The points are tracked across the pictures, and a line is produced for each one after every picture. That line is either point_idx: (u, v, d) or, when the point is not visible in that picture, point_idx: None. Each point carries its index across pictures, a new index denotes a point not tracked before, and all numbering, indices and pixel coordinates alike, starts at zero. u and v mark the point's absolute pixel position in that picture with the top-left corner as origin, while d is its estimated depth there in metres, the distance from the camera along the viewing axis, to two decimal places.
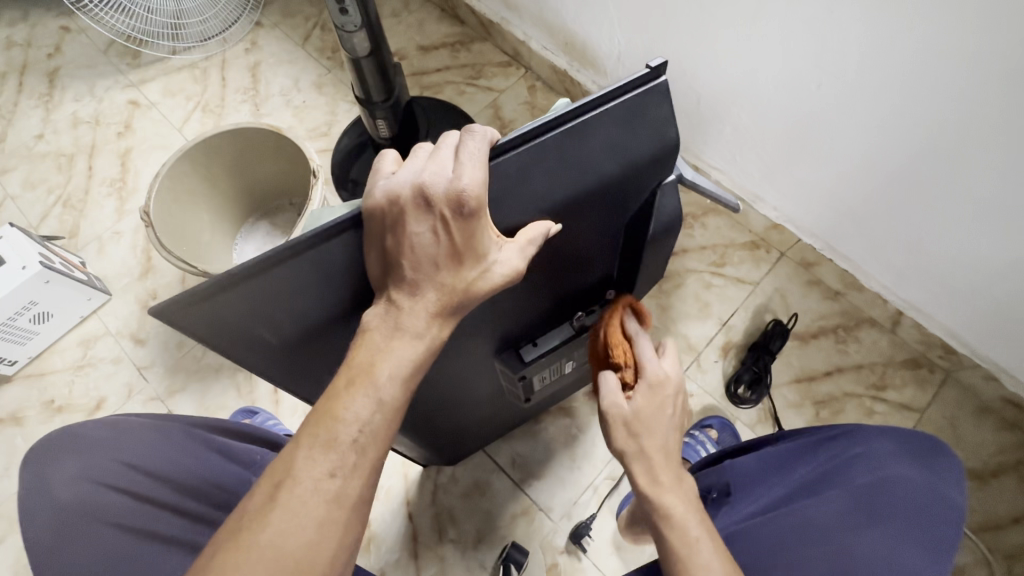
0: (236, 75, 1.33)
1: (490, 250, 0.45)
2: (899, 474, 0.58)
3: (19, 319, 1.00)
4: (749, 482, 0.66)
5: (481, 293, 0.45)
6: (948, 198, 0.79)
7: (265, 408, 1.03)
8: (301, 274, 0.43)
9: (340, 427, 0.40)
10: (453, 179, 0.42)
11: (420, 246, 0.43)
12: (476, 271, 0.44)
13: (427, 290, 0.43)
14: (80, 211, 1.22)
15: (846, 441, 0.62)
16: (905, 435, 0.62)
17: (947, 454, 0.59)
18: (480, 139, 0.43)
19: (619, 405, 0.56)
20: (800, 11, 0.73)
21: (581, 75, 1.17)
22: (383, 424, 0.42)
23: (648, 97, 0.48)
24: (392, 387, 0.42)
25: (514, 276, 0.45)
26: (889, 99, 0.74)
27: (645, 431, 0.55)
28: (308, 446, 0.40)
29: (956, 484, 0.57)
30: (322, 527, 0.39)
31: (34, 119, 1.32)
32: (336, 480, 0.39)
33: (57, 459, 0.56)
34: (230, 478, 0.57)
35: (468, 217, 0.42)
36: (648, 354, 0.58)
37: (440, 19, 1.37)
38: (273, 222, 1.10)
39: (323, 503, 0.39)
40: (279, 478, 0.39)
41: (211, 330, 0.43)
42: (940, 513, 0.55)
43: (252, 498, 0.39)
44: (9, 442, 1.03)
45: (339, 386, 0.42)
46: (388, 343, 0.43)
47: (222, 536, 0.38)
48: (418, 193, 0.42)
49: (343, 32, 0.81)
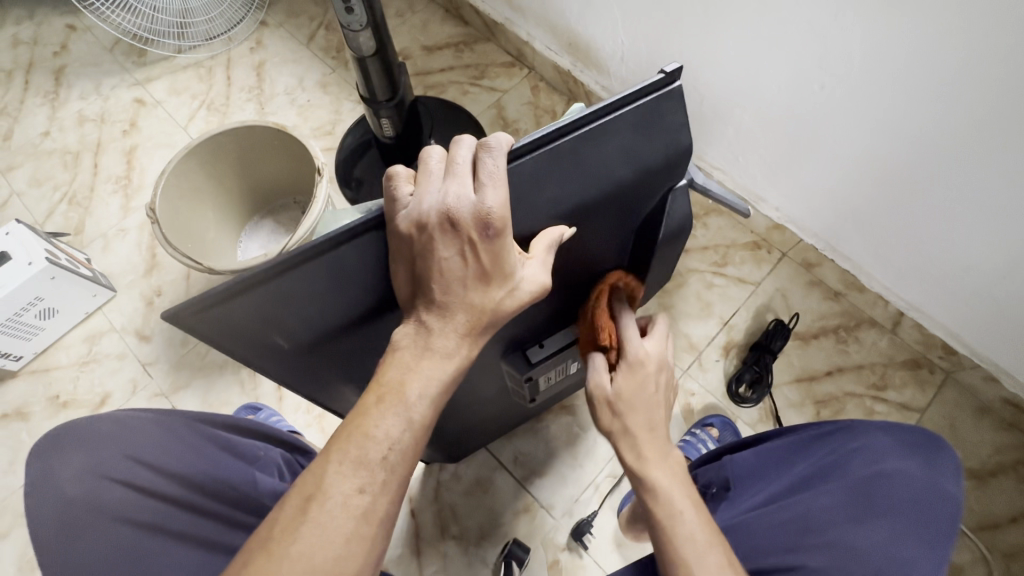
0: (241, 74, 1.34)
1: (517, 269, 0.45)
2: (897, 468, 0.58)
3: (25, 315, 1.01)
4: (747, 476, 0.66)
5: (508, 311, 0.46)
6: (950, 199, 0.79)
7: (268, 404, 1.03)
8: (317, 280, 0.44)
9: (370, 445, 0.40)
10: (478, 202, 0.43)
11: (449, 269, 0.43)
12: (504, 290, 0.45)
13: (457, 312, 0.44)
14: (86, 208, 1.23)
15: (844, 436, 0.62)
16: (904, 428, 0.62)
17: (945, 448, 0.59)
18: (497, 156, 0.44)
19: (602, 386, 0.59)
20: (805, 12, 0.73)
21: (584, 76, 1.18)
22: (412, 441, 0.42)
23: (661, 103, 0.49)
24: (423, 405, 0.43)
25: (540, 291, 0.46)
26: (892, 101, 0.74)
27: (628, 408, 0.58)
28: (338, 461, 0.40)
29: (953, 477, 0.57)
30: (350, 543, 0.38)
31: (40, 116, 1.33)
32: (365, 496, 0.39)
33: (53, 453, 0.54)
34: (240, 474, 0.60)
35: (495, 239, 0.43)
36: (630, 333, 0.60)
37: (444, 19, 1.38)
38: (278, 220, 1.10)
39: (352, 518, 0.39)
40: (309, 492, 0.39)
41: (225, 333, 0.44)
42: (937, 507, 0.55)
43: (282, 511, 0.39)
44: (14, 437, 1.04)
45: (368, 403, 0.42)
46: (418, 362, 0.44)
47: (251, 547, 0.38)
48: (443, 218, 0.43)
49: (348, 32, 0.82)
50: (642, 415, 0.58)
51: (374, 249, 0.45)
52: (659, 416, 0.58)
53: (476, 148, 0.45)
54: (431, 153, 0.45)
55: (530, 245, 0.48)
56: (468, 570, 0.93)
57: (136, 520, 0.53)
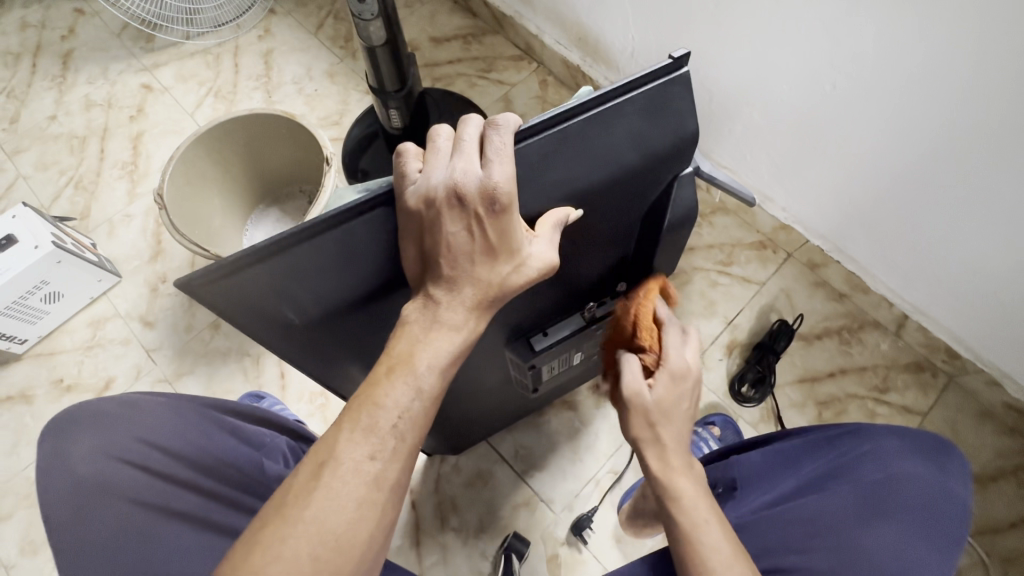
0: (249, 62, 1.34)
1: (526, 245, 0.45)
2: (909, 472, 0.58)
3: (30, 298, 1.01)
4: (754, 476, 0.67)
5: (516, 287, 0.45)
6: (959, 202, 0.79)
7: (271, 393, 1.03)
8: (323, 253, 0.44)
9: (380, 414, 0.40)
10: (485, 177, 0.43)
11: (456, 244, 0.43)
12: (510, 266, 0.45)
13: (465, 286, 0.44)
14: (92, 193, 1.23)
15: (854, 439, 0.62)
16: (915, 433, 0.62)
17: (955, 454, 0.60)
18: (505, 132, 0.44)
19: (642, 395, 0.54)
20: (818, 11, 0.73)
21: (593, 71, 1.18)
22: (422, 411, 0.42)
23: (671, 87, 0.49)
24: (431, 377, 0.43)
25: (549, 268, 0.46)
26: (903, 101, 0.74)
27: (665, 420, 0.54)
28: (349, 429, 0.40)
29: (963, 482, 0.58)
30: (362, 507, 0.38)
31: (47, 101, 1.33)
32: (376, 463, 0.39)
33: (65, 433, 0.54)
34: (248, 459, 0.59)
35: (502, 214, 0.43)
36: (675, 343, 0.56)
37: (453, 11, 1.37)
38: (284, 208, 1.10)
39: (364, 484, 0.39)
40: (323, 458, 0.39)
41: (230, 305, 0.44)
42: (949, 511, 0.56)
43: (296, 475, 0.39)
44: (18, 420, 1.04)
45: (379, 373, 0.42)
46: (426, 335, 0.44)
47: (266, 509, 0.38)
48: (451, 193, 0.43)
49: (359, 21, 0.82)
50: (678, 431, 0.55)
51: (382, 222, 0.45)
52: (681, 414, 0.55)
53: (484, 125, 0.45)
54: (439, 132, 0.46)
55: (537, 223, 0.48)
56: (467, 562, 0.94)
57: (145, 501, 0.53)
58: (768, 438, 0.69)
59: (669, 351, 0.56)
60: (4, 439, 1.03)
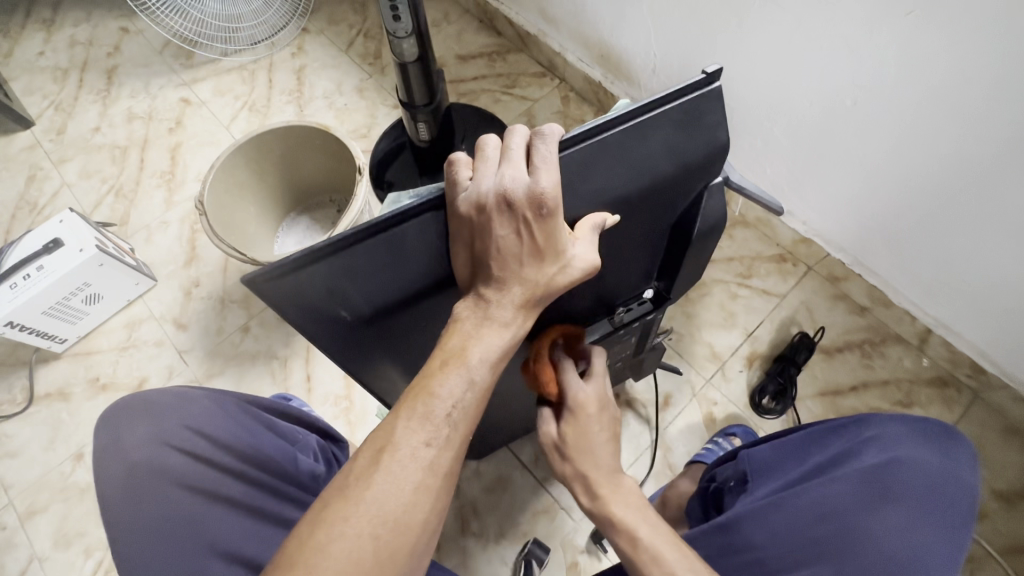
0: (282, 77, 1.40)
1: (569, 247, 0.47)
2: (913, 455, 0.59)
3: (72, 299, 1.05)
4: (766, 470, 0.68)
5: (561, 287, 0.48)
6: (978, 216, 0.80)
7: (298, 395, 1.06)
8: (378, 255, 0.46)
9: (435, 403, 0.42)
10: (532, 184, 0.45)
11: (505, 246, 0.46)
12: (556, 267, 0.47)
13: (513, 285, 0.47)
14: (131, 200, 1.28)
15: (857, 428, 0.65)
16: (917, 420, 0.63)
17: (957, 440, 0.61)
18: (550, 141, 0.47)
19: (550, 432, 0.64)
20: (839, 28, 0.75)
21: (615, 87, 1.21)
22: (474, 402, 0.44)
23: (703, 101, 0.51)
24: (483, 368, 0.45)
25: (591, 269, 0.48)
26: (924, 117, 0.76)
27: (576, 455, 0.63)
28: (406, 418, 0.42)
29: (968, 466, 0.59)
30: (418, 490, 0.40)
31: (92, 113, 1.40)
32: (432, 449, 0.41)
33: (122, 420, 0.57)
34: (286, 454, 0.62)
35: (549, 219, 0.45)
36: (572, 384, 0.62)
37: (478, 30, 1.42)
38: (314, 216, 1.15)
39: (420, 469, 0.41)
40: (381, 444, 0.41)
41: (288, 302, 0.47)
42: (954, 494, 0.57)
43: (355, 461, 0.41)
44: (55, 416, 1.08)
45: (433, 366, 0.44)
46: (478, 330, 0.46)
47: (329, 491, 0.40)
48: (500, 199, 0.45)
49: (393, 38, 0.86)
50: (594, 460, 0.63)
51: (434, 227, 0.48)
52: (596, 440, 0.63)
53: (531, 136, 0.48)
54: (487, 141, 0.48)
55: (575, 227, 0.50)
56: (487, 567, 0.94)
57: (196, 485, 0.55)
58: (781, 433, 0.72)
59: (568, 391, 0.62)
60: (41, 435, 1.07)
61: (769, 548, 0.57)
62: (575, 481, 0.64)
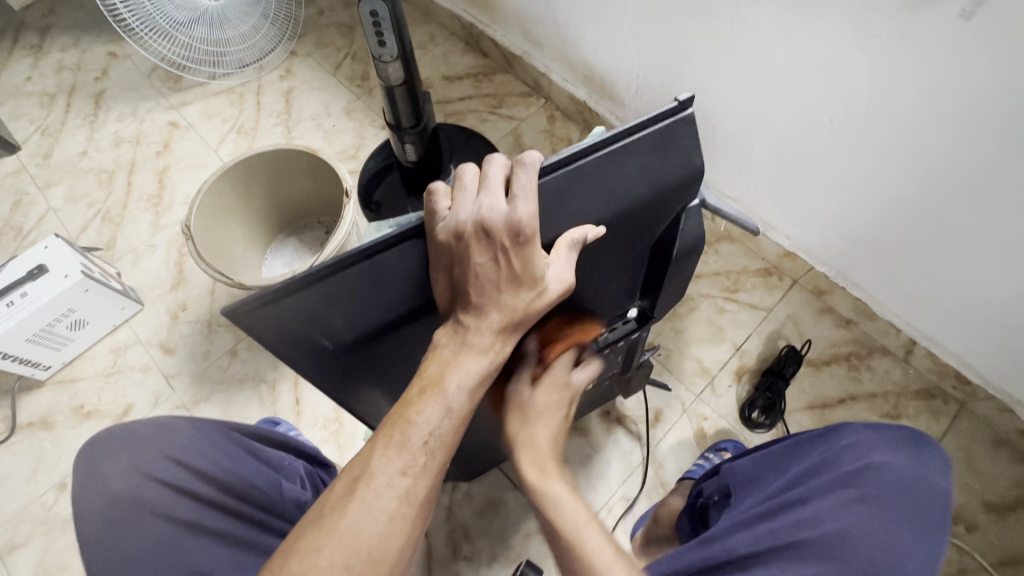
0: (271, 100, 1.41)
1: (546, 273, 0.48)
2: (887, 461, 0.60)
3: (57, 326, 1.04)
4: (748, 482, 0.69)
5: (539, 312, 0.48)
6: (954, 228, 0.82)
7: (286, 419, 1.05)
8: (358, 283, 0.47)
9: (412, 431, 0.43)
10: (510, 213, 0.46)
11: (483, 273, 0.46)
12: (534, 293, 0.48)
13: (491, 312, 0.47)
14: (118, 224, 1.28)
15: (834, 436, 0.65)
16: (891, 427, 0.64)
17: (929, 444, 0.62)
18: (529, 171, 0.47)
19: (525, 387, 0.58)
20: (813, 49, 0.77)
21: (599, 106, 1.23)
22: (452, 429, 0.44)
23: (676, 128, 0.52)
24: (460, 396, 0.45)
25: (567, 289, 0.49)
26: (898, 135, 0.78)
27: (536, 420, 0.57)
28: (383, 445, 0.42)
29: (939, 469, 0.61)
30: (393, 520, 0.40)
31: (79, 137, 1.40)
32: (407, 478, 0.42)
33: (105, 451, 0.56)
34: (271, 481, 0.61)
35: (526, 247, 0.46)
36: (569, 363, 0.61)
37: (464, 52, 1.44)
38: (302, 238, 1.15)
39: (395, 498, 0.41)
40: (357, 473, 0.42)
41: (269, 332, 0.46)
42: (928, 498, 0.58)
43: (332, 490, 0.42)
44: (38, 446, 1.06)
45: (412, 393, 0.45)
46: (456, 357, 0.46)
47: (304, 521, 0.41)
48: (478, 228, 0.46)
49: (379, 63, 0.87)
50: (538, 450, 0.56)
51: (414, 255, 0.48)
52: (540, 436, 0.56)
53: (509, 164, 0.49)
54: (466, 171, 0.49)
55: (553, 246, 0.51)
56: None
57: (176, 518, 0.54)
58: (761, 445, 0.72)
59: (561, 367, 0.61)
60: (24, 465, 1.05)
61: (753, 562, 0.57)
62: (525, 451, 0.56)
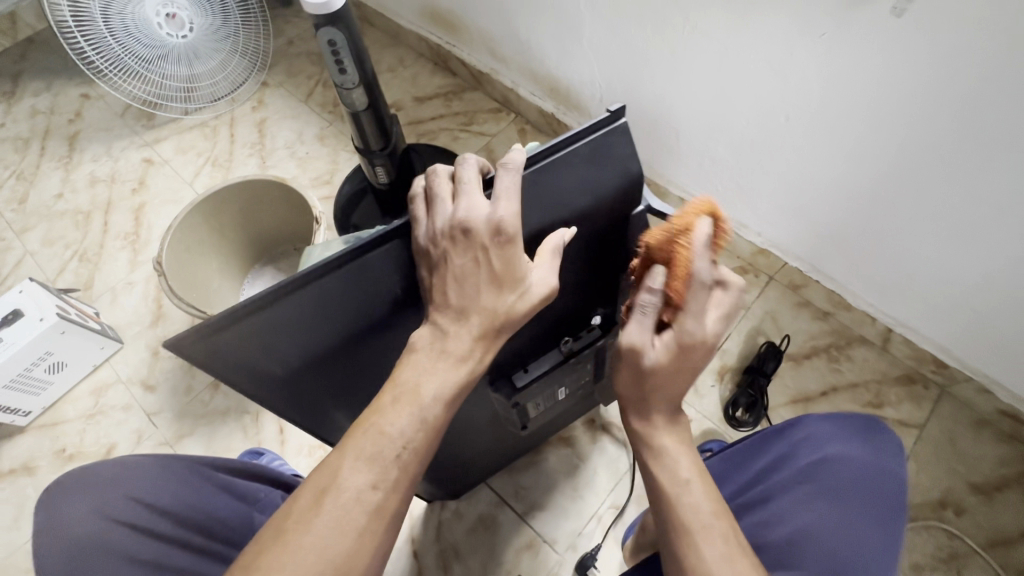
0: (244, 131, 1.42)
1: (528, 272, 0.48)
2: (841, 454, 0.62)
3: (35, 370, 1.04)
4: (713, 482, 0.67)
5: (521, 313, 0.48)
6: (916, 217, 0.83)
7: (271, 448, 1.05)
8: (302, 307, 0.47)
9: (383, 442, 0.44)
10: (490, 213, 0.47)
11: (465, 274, 0.47)
12: (516, 294, 0.48)
13: (473, 314, 0.47)
14: (95, 264, 1.28)
15: (793, 429, 0.65)
16: (849, 415, 0.65)
17: (884, 430, 0.63)
18: (511, 173, 0.48)
19: (642, 348, 0.49)
20: (761, 51, 0.79)
21: (567, 117, 1.25)
22: (425, 441, 0.45)
23: (611, 138, 0.53)
24: (436, 407, 0.46)
25: (551, 290, 0.49)
26: (853, 128, 0.79)
27: (659, 385, 0.50)
28: (353, 457, 0.43)
29: (894, 455, 0.62)
30: (362, 535, 0.41)
31: (54, 179, 1.40)
32: (378, 492, 0.43)
33: (64, 495, 0.55)
34: (238, 514, 0.61)
35: (507, 246, 0.46)
36: (701, 304, 0.47)
37: (433, 72, 1.46)
38: (280, 266, 1.15)
39: (365, 512, 0.42)
40: (323, 485, 0.42)
41: (214, 361, 0.46)
42: (882, 486, 0.60)
43: (298, 502, 0.42)
44: (20, 493, 1.05)
45: (385, 403, 0.46)
46: (434, 364, 0.47)
47: (267, 535, 0.41)
48: (458, 229, 0.47)
49: (342, 89, 0.89)
50: (669, 394, 0.51)
51: (353, 276, 0.48)
52: (659, 400, 0.52)
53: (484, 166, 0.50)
54: (444, 176, 0.50)
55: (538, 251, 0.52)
56: None
57: (140, 559, 0.54)
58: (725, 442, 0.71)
59: (693, 314, 0.48)
60: (5, 514, 1.04)
61: None
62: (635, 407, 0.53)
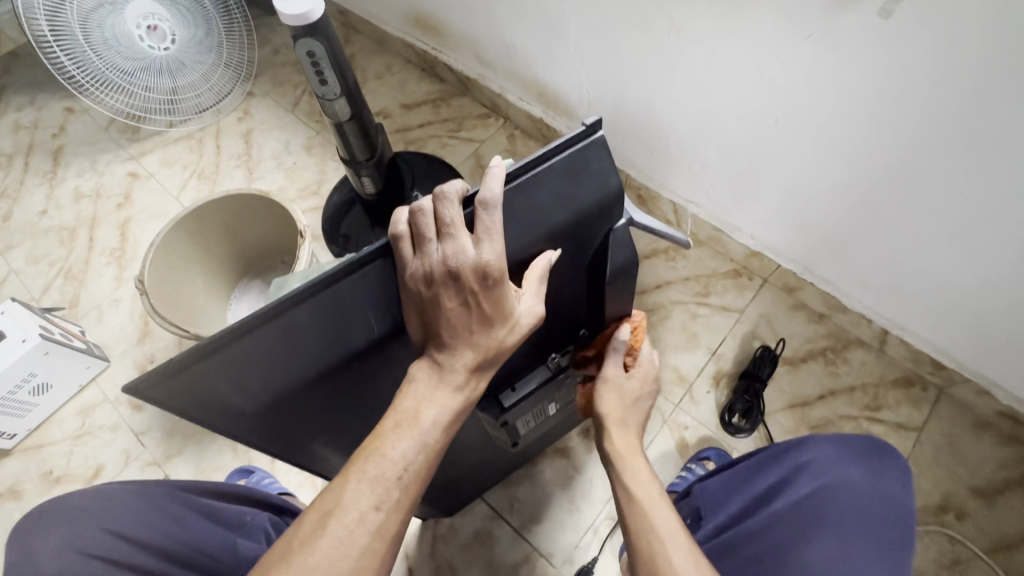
0: (230, 142, 1.41)
1: (516, 307, 0.49)
2: (843, 477, 0.62)
3: (19, 392, 1.02)
4: (715, 502, 0.70)
5: (512, 346, 0.50)
6: (908, 220, 0.82)
7: (261, 466, 1.03)
8: (271, 341, 0.46)
9: (386, 464, 0.43)
10: (475, 257, 0.46)
11: (454, 316, 0.47)
12: (505, 331, 0.49)
13: (463, 349, 0.48)
14: (81, 281, 1.26)
15: (795, 451, 0.66)
16: (853, 438, 0.66)
17: (888, 455, 0.64)
18: (493, 213, 0.47)
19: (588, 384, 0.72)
20: (749, 55, 0.78)
21: (556, 122, 1.23)
22: (425, 464, 0.45)
23: (587, 152, 0.51)
24: (436, 431, 0.46)
25: (537, 319, 0.50)
26: (842, 132, 0.78)
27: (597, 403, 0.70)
28: (357, 479, 0.42)
29: (897, 480, 0.62)
30: (363, 557, 0.40)
31: (38, 196, 1.39)
32: (380, 513, 0.42)
33: (37, 528, 0.53)
34: (221, 544, 0.60)
35: (495, 289, 0.46)
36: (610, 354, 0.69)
37: (421, 78, 1.45)
38: (267, 280, 1.13)
39: (367, 534, 0.41)
40: (328, 506, 0.41)
41: (180, 400, 0.45)
42: (884, 512, 0.60)
43: (301, 524, 0.41)
44: (7, 517, 1.03)
45: (386, 427, 0.45)
46: (432, 393, 0.47)
47: (271, 556, 0.40)
48: (445, 273, 0.46)
49: (324, 101, 0.87)
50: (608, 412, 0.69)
51: (324, 308, 0.47)
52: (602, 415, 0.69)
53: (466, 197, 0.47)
54: (423, 208, 0.47)
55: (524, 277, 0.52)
56: None
57: None
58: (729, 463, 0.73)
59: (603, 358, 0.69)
60: None
61: None
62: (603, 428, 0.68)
